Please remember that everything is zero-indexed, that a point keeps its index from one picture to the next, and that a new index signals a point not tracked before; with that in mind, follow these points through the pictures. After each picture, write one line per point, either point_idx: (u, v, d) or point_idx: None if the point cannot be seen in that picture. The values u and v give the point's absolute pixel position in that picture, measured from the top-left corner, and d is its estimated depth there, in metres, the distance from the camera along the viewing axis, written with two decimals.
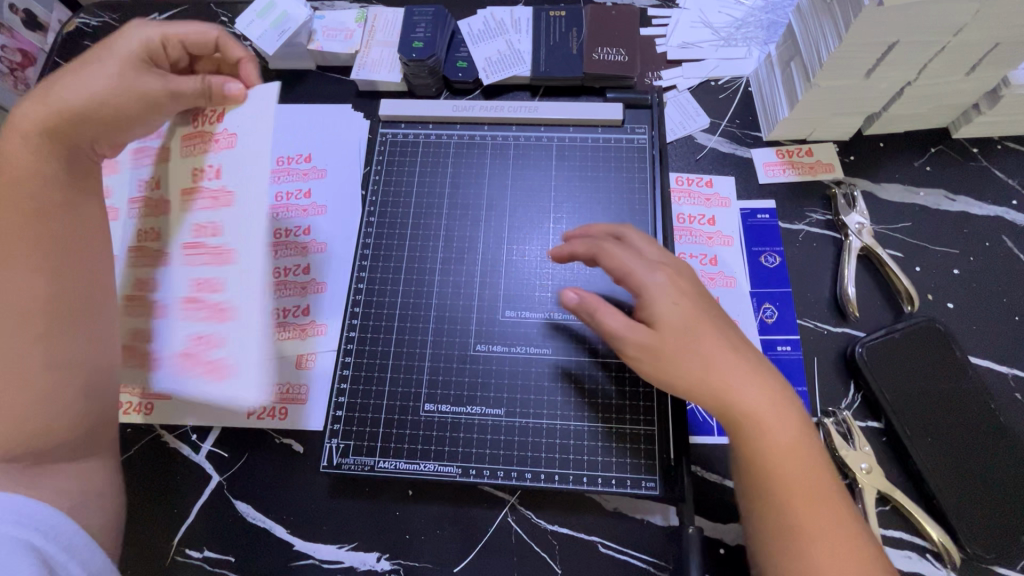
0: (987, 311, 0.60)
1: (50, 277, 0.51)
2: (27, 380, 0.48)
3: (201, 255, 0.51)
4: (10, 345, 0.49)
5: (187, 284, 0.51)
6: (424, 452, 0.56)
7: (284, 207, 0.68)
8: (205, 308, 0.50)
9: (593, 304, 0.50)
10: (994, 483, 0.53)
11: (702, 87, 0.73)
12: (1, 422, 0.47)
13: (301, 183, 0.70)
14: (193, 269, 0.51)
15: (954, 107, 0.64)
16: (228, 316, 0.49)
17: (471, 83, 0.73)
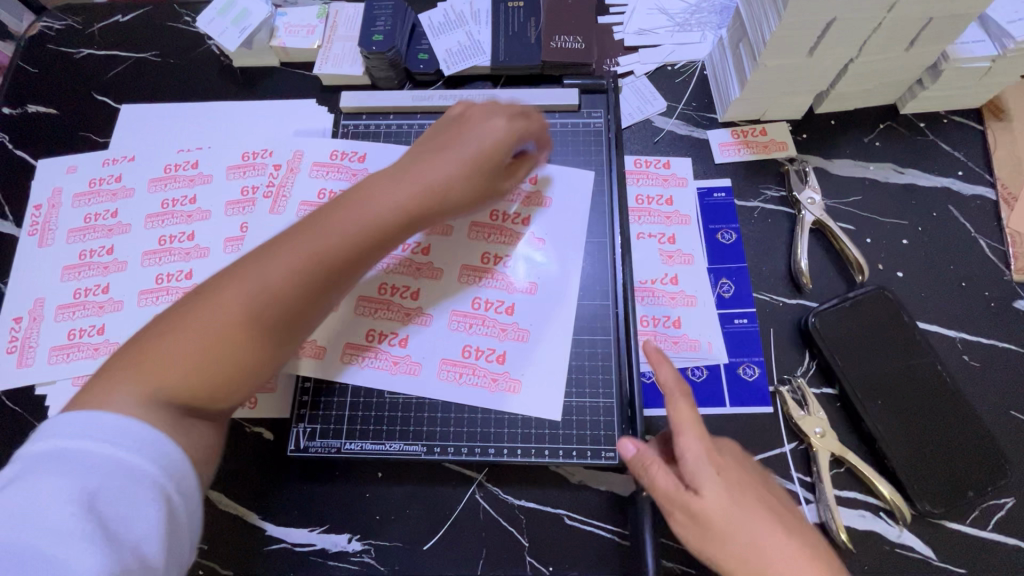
0: (934, 279, 0.62)
1: (327, 252, 0.47)
2: (184, 348, 0.44)
3: (495, 330, 0.59)
4: (227, 313, 0.44)
5: (457, 348, 0.59)
6: (389, 432, 0.57)
7: (321, 205, 0.66)
8: (499, 350, 0.58)
9: (647, 458, 0.45)
10: (942, 441, 0.54)
11: (659, 72, 0.74)
12: (155, 381, 0.43)
13: (346, 182, 0.66)
14: (477, 331, 0.59)
15: (898, 83, 0.66)
16: (419, 374, 0.58)
17: (432, 75, 0.74)
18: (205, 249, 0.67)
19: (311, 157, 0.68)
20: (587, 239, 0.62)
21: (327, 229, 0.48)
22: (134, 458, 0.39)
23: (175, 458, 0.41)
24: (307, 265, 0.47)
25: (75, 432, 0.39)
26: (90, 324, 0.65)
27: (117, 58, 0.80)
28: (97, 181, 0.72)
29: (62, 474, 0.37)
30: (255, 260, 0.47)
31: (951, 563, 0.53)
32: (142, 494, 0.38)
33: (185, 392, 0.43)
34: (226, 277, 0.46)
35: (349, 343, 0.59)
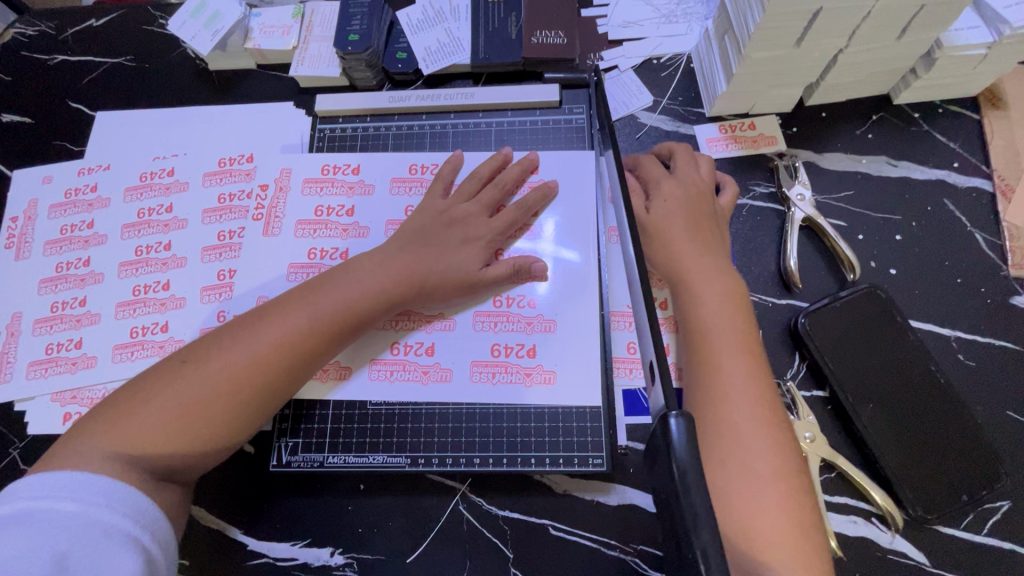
0: (927, 275, 0.61)
1: (313, 331, 0.50)
2: (159, 409, 0.45)
3: (521, 326, 0.57)
4: (211, 384, 0.46)
5: (485, 348, 0.57)
6: (372, 444, 0.56)
7: (320, 222, 0.64)
8: (528, 344, 0.57)
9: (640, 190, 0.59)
10: (937, 445, 0.53)
11: (645, 66, 0.72)
12: (127, 443, 0.43)
13: (344, 198, 0.65)
14: (502, 329, 0.57)
15: (891, 72, 0.64)
16: (451, 380, 0.56)
17: (411, 74, 0.72)
18: (182, 259, 0.66)
19: (302, 173, 0.66)
20: (576, 236, 0.60)
21: (315, 310, 0.50)
22: (107, 514, 0.40)
23: (149, 512, 0.42)
24: (289, 343, 0.49)
25: (43, 493, 0.40)
26: (68, 337, 0.64)
27: (92, 63, 0.79)
28: (73, 191, 0.70)
29: (34, 534, 0.38)
30: (245, 330, 0.49)
31: (945, 569, 0.51)
32: (120, 545, 0.39)
33: (157, 455, 0.44)
34: (216, 345, 0.48)
35: (375, 357, 0.57)
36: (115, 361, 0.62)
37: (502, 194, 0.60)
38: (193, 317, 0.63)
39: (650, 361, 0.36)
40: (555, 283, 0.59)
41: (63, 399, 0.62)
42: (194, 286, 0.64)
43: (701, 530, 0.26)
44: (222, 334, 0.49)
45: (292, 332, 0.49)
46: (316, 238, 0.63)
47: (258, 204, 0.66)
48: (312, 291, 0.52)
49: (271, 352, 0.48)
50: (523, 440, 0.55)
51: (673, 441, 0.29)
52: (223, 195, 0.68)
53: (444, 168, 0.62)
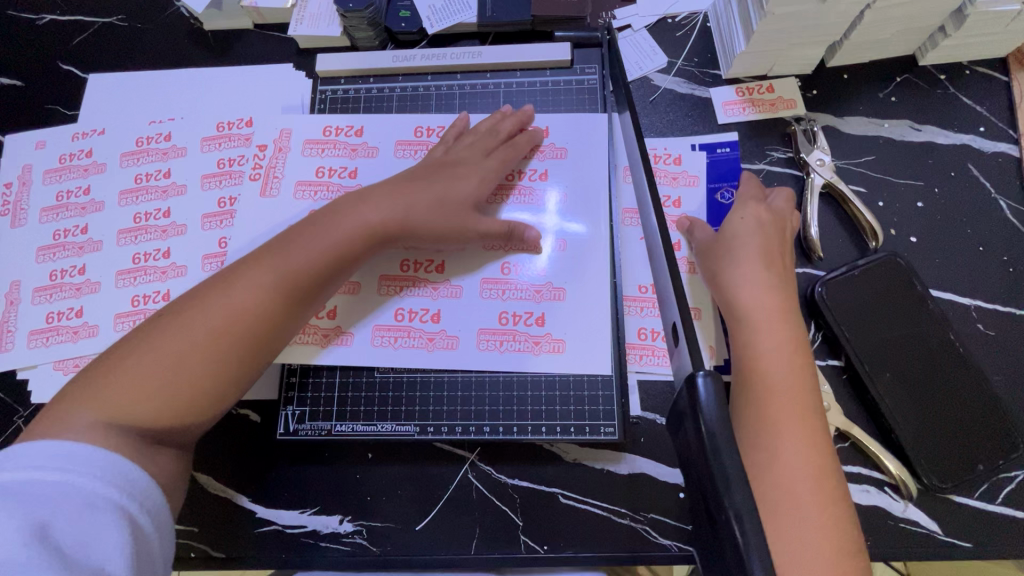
0: (950, 243, 0.59)
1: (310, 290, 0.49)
2: (159, 377, 0.44)
3: (530, 294, 0.56)
4: (193, 334, 0.45)
5: (492, 316, 0.56)
6: (380, 413, 0.55)
7: (321, 184, 0.62)
8: (537, 313, 0.55)
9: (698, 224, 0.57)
10: (952, 415, 0.52)
11: (660, 25, 0.69)
12: (129, 411, 0.43)
13: (347, 159, 0.62)
14: (510, 297, 0.56)
15: (918, 30, 0.61)
16: (457, 348, 0.55)
17: (415, 34, 0.69)
18: (182, 226, 0.64)
19: (300, 135, 0.64)
20: (586, 202, 0.59)
21: (307, 270, 0.49)
22: (93, 485, 0.39)
23: (138, 483, 0.41)
24: (265, 288, 0.47)
25: (23, 465, 0.39)
26: (68, 306, 0.63)
27: (82, 23, 0.75)
28: (67, 156, 0.68)
29: (16, 502, 0.37)
30: (237, 291, 0.47)
31: (956, 537, 0.51)
32: (108, 517, 0.38)
33: (147, 412, 0.43)
34: (212, 309, 0.47)
35: (377, 322, 0.56)
36: (117, 330, 0.61)
37: (497, 144, 0.58)
38: (195, 287, 0.62)
39: (673, 324, 0.35)
40: (563, 250, 0.57)
41: (66, 367, 0.61)
42: (195, 253, 0.63)
43: (734, 492, 0.26)
44: (216, 298, 0.48)
45: (290, 293, 0.48)
46: (317, 199, 0.61)
47: (256, 164, 0.64)
48: (307, 253, 0.50)
49: (270, 314, 0.47)
50: (533, 409, 0.55)
51: (699, 400, 0.29)
52: (223, 161, 0.66)
53: (448, 133, 0.60)
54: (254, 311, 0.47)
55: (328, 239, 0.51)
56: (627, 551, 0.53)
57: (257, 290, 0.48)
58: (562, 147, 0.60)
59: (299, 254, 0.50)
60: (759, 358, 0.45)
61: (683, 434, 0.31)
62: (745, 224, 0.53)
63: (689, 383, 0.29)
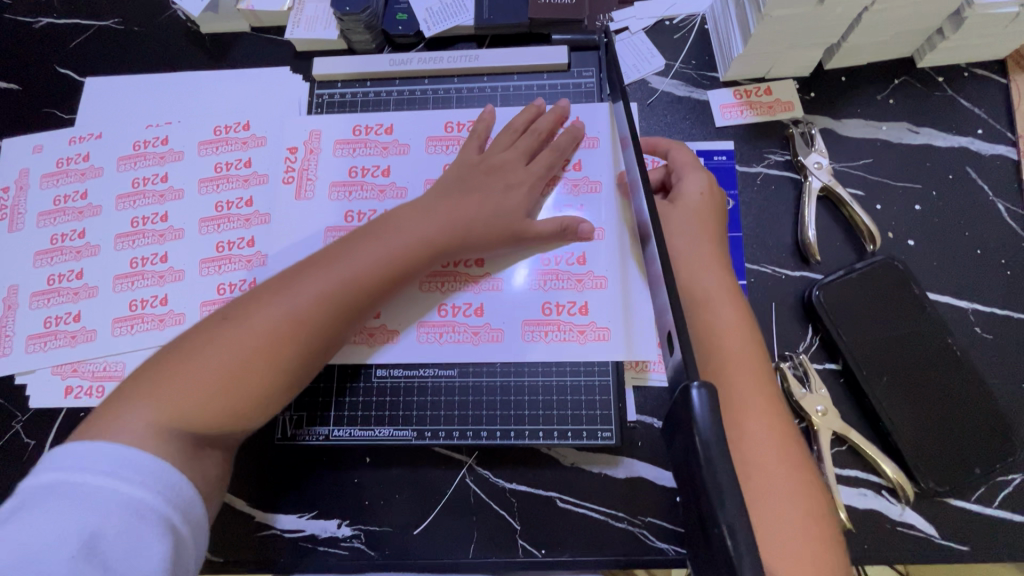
0: (947, 246, 0.59)
1: (357, 283, 0.49)
2: (205, 370, 0.44)
3: (571, 282, 0.56)
4: (253, 339, 0.45)
5: (536, 306, 0.56)
6: (378, 418, 0.55)
7: (355, 184, 0.62)
8: (581, 301, 0.56)
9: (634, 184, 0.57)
10: (948, 419, 0.52)
11: (657, 28, 0.69)
12: (177, 404, 0.43)
13: (378, 158, 0.63)
14: (551, 287, 0.56)
15: (916, 33, 0.60)
16: (503, 340, 0.55)
17: (412, 36, 0.69)
18: (180, 230, 0.64)
19: (332, 134, 0.64)
20: (590, 205, 0.59)
21: (353, 263, 0.50)
22: (140, 493, 0.40)
23: (182, 492, 0.42)
24: (328, 300, 0.48)
25: (78, 466, 0.40)
26: (66, 311, 0.63)
27: (79, 27, 0.75)
28: (65, 160, 0.68)
29: (66, 511, 0.38)
30: (282, 286, 0.48)
31: (954, 541, 0.51)
32: (151, 529, 0.39)
33: (206, 418, 0.44)
34: (257, 302, 0.47)
35: (422, 319, 0.56)
36: (115, 335, 0.61)
37: (539, 143, 0.59)
38: (193, 291, 0.62)
39: (668, 330, 0.35)
40: (601, 240, 0.57)
41: (64, 372, 0.61)
42: (193, 257, 0.63)
43: (727, 502, 0.26)
44: (261, 289, 0.48)
45: (342, 283, 0.49)
46: (352, 200, 0.62)
47: (288, 166, 0.63)
48: (351, 247, 0.51)
49: (320, 306, 0.48)
50: (531, 413, 0.55)
51: (694, 412, 0.29)
52: (221, 165, 0.66)
53: (477, 124, 0.60)
54: (308, 302, 0.47)
55: (369, 233, 0.52)
56: (624, 555, 0.53)
57: (307, 281, 0.48)
58: (596, 137, 0.61)
59: (347, 246, 0.51)
60: (718, 342, 0.48)
61: (679, 450, 0.31)
62: (693, 199, 0.54)
63: (683, 394, 0.29)
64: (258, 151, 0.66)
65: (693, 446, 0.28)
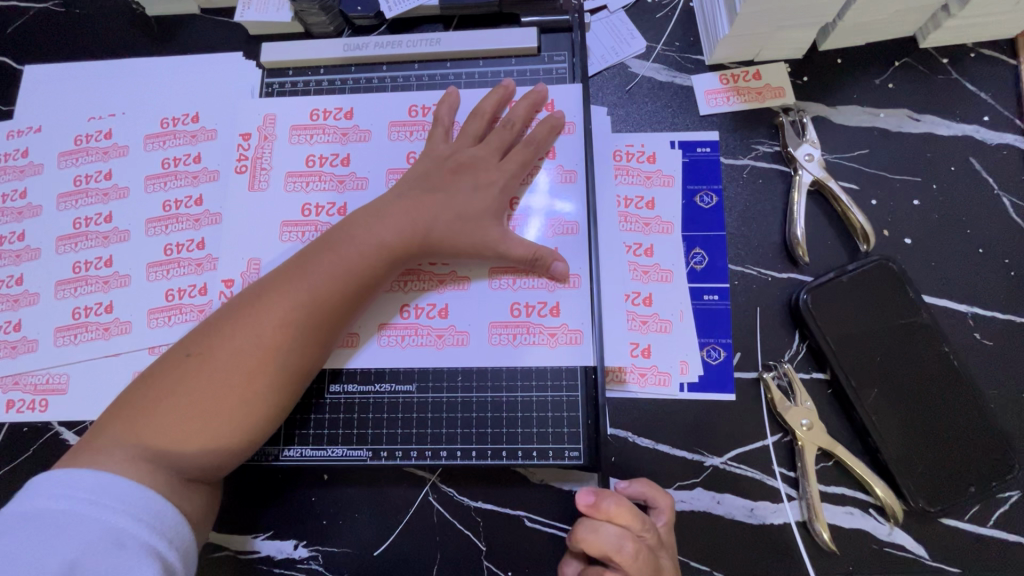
0: (946, 245, 0.55)
1: (321, 305, 0.46)
2: (177, 412, 0.43)
3: (542, 282, 0.52)
4: (223, 374, 0.44)
5: (505, 307, 0.52)
6: (332, 436, 0.52)
7: (312, 173, 0.58)
8: (551, 302, 0.52)
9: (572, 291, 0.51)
10: (940, 438, 0.49)
11: (638, 6, 0.63)
12: (149, 447, 0.42)
13: (337, 145, 0.58)
14: (522, 285, 0.52)
15: (919, 10, 0.55)
16: (468, 343, 0.52)
17: (372, 18, 0.63)
18: (125, 232, 0.60)
19: (287, 119, 0.59)
20: (562, 202, 0.54)
21: (312, 281, 0.47)
22: (125, 520, 0.39)
23: (168, 518, 0.41)
24: (294, 318, 0.46)
25: (65, 493, 0.39)
26: (5, 320, 0.59)
27: (16, 9, 0.70)
28: (3, 157, 0.64)
29: (50, 536, 0.37)
30: (244, 315, 0.46)
31: (946, 563, 0.48)
32: (134, 553, 0.38)
33: (186, 455, 0.43)
34: (221, 335, 0.45)
35: (385, 322, 0.53)
36: (57, 345, 0.58)
37: (513, 137, 0.53)
38: (138, 298, 0.58)
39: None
40: (575, 234, 0.53)
41: (5, 385, 0.58)
42: (139, 262, 0.59)
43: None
44: (226, 318, 0.46)
45: (307, 308, 0.46)
46: (310, 191, 0.57)
47: (241, 154, 0.59)
48: (312, 264, 0.47)
49: (285, 332, 0.45)
50: (496, 430, 0.51)
51: None
52: (168, 162, 0.61)
53: (441, 108, 0.55)
54: (273, 330, 0.45)
55: (327, 244, 0.49)
56: None
57: (270, 307, 0.46)
58: (573, 122, 0.56)
59: (310, 261, 0.48)
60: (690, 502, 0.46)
61: None
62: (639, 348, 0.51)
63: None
64: (208, 147, 0.61)
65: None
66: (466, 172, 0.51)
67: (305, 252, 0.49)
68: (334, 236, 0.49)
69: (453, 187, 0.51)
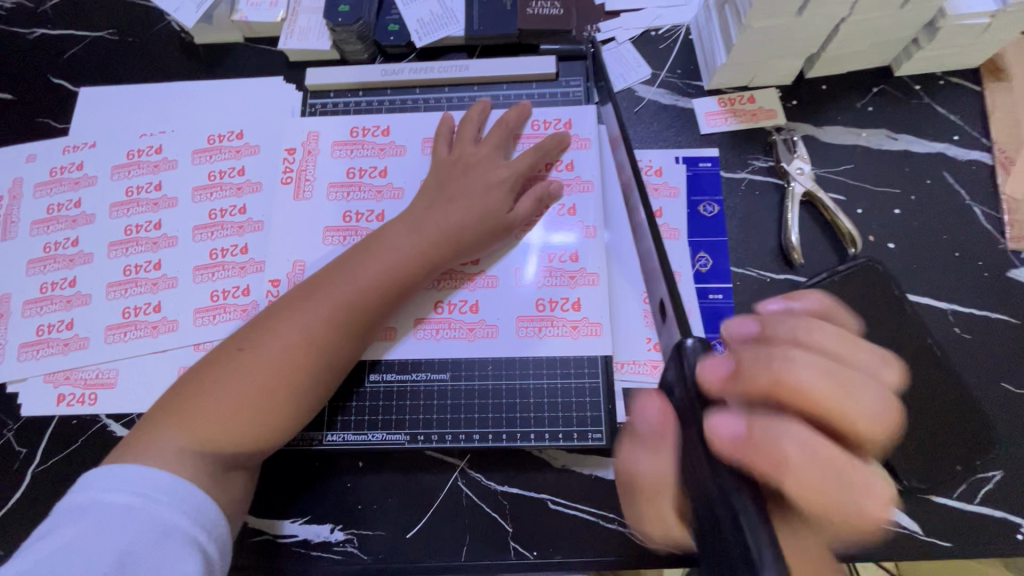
0: (927, 248, 0.60)
1: (364, 302, 0.51)
2: (229, 397, 0.46)
3: (564, 279, 0.58)
4: (274, 362, 0.48)
5: (531, 303, 0.57)
6: (370, 422, 0.56)
7: (353, 184, 0.63)
8: (572, 297, 0.57)
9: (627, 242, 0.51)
10: (928, 421, 0.53)
11: (644, 38, 0.70)
12: (202, 430, 0.45)
13: (375, 159, 0.64)
14: (545, 283, 0.58)
15: (892, 43, 0.62)
16: (498, 335, 0.57)
17: (404, 47, 0.70)
18: (174, 238, 0.65)
19: (328, 136, 0.65)
20: (580, 209, 0.60)
21: (357, 280, 0.51)
22: (170, 514, 0.41)
23: (209, 512, 0.43)
24: (339, 316, 0.50)
25: (115, 487, 0.42)
26: (59, 319, 0.63)
27: (74, 37, 0.76)
28: (58, 170, 0.69)
29: (102, 529, 0.40)
30: (294, 309, 0.50)
31: (938, 538, 0.52)
32: (179, 546, 0.40)
33: (234, 440, 0.46)
34: (272, 326, 0.49)
35: (420, 317, 0.57)
36: (107, 342, 0.62)
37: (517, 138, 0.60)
38: (185, 298, 0.62)
39: (661, 299, 0.41)
40: (594, 236, 0.59)
41: (56, 380, 0.61)
42: (187, 265, 0.64)
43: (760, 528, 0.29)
44: (276, 312, 0.50)
45: (351, 305, 0.51)
46: (349, 200, 0.63)
47: (285, 167, 0.64)
48: (356, 265, 0.52)
49: (332, 326, 0.50)
50: (523, 415, 0.56)
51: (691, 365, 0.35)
52: (214, 173, 0.67)
53: (465, 125, 0.61)
54: (321, 324, 0.49)
55: (369, 248, 0.54)
56: (617, 557, 0.53)
57: (318, 302, 0.50)
58: (589, 139, 0.62)
59: (354, 263, 0.53)
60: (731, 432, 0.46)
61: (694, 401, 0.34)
62: None
63: (681, 353, 0.35)
64: (253, 161, 0.67)
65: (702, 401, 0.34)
66: (494, 182, 0.57)
67: (349, 254, 0.54)
68: (375, 241, 0.54)
69: (480, 194, 0.56)
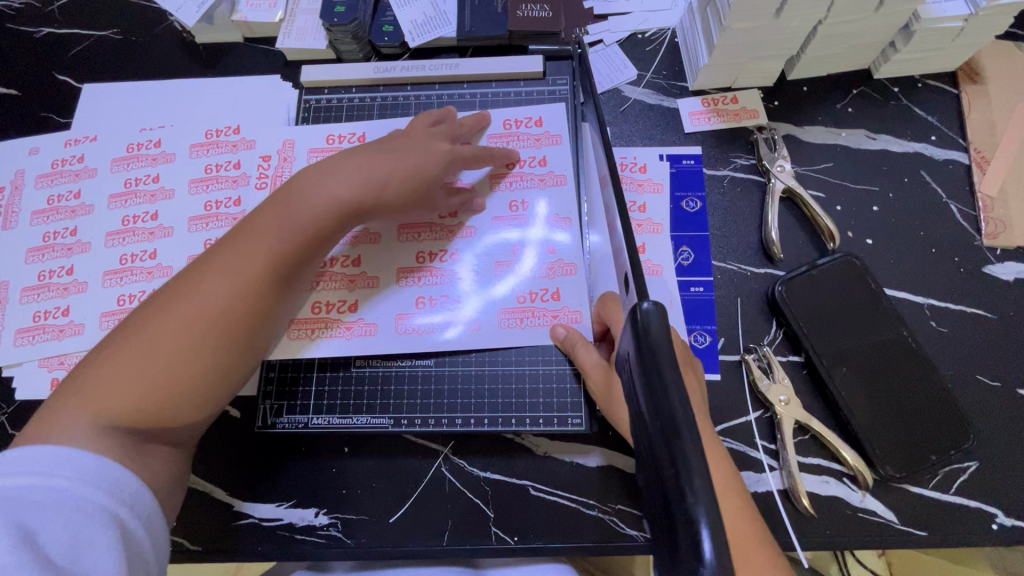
0: (904, 244, 0.62)
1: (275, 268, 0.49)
2: (129, 365, 0.45)
3: (543, 271, 0.59)
4: (177, 329, 0.46)
5: (513, 296, 0.59)
6: (356, 406, 0.57)
7: None
8: (553, 287, 0.59)
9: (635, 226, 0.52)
10: (903, 411, 0.54)
11: (630, 40, 0.73)
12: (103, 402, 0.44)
13: None
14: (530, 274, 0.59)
15: (870, 46, 0.64)
16: (481, 329, 0.58)
17: (398, 47, 0.72)
18: (169, 228, 0.66)
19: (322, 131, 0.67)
20: (556, 201, 0.62)
21: (267, 245, 0.50)
22: (85, 491, 0.40)
23: (129, 487, 0.42)
24: (243, 277, 0.48)
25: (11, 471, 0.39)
26: (55, 305, 0.64)
27: (80, 36, 0.79)
28: (60, 162, 0.71)
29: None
30: (199, 275, 0.48)
31: (913, 527, 0.53)
32: (99, 524, 0.39)
33: (137, 410, 0.44)
34: (175, 293, 0.48)
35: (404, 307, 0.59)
36: (102, 328, 0.63)
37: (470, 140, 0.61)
38: None
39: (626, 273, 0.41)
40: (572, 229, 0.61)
41: (51, 365, 0.63)
42: (181, 254, 0.65)
43: (694, 477, 0.28)
44: (183, 280, 0.49)
45: (260, 270, 0.49)
46: None
47: (260, 172, 0.66)
48: (266, 231, 0.51)
49: (239, 291, 0.48)
50: (505, 400, 0.57)
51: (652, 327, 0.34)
52: (211, 166, 0.68)
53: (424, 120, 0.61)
54: (228, 289, 0.48)
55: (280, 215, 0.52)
56: (596, 543, 0.54)
57: (224, 268, 0.48)
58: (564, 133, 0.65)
59: (263, 229, 0.51)
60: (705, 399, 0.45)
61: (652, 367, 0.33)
62: None
63: (636, 314, 0.35)
64: (249, 155, 0.69)
65: (651, 358, 0.33)
66: None
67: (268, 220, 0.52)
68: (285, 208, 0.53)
69: None
